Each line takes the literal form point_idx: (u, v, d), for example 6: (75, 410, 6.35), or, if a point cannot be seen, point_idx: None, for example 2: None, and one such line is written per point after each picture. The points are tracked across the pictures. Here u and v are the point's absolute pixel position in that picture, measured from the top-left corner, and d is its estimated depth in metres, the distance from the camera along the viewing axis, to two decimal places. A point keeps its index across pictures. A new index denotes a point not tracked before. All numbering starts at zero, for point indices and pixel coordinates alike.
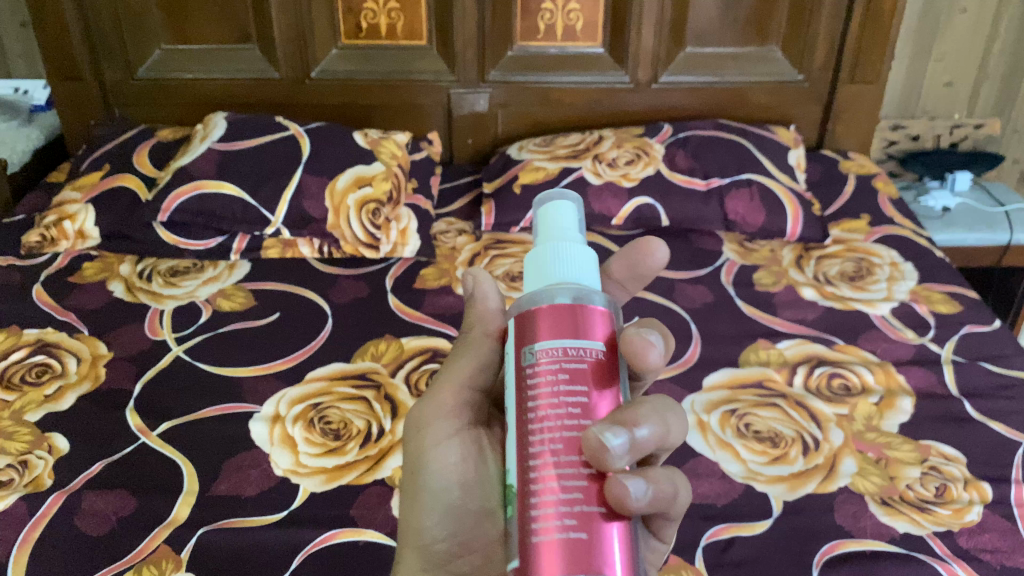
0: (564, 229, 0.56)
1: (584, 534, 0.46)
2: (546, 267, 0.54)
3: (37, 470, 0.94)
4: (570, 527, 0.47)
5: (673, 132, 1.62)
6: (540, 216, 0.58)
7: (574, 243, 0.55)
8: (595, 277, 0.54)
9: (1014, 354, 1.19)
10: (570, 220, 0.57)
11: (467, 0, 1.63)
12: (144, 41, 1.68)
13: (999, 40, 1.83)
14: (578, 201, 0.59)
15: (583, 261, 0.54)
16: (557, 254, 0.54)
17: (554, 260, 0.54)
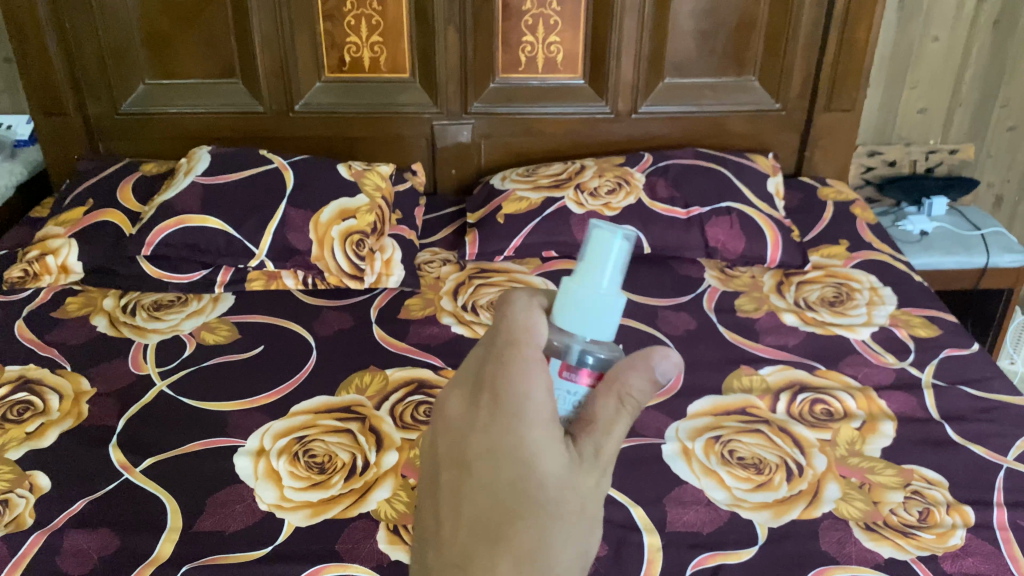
0: (598, 276, 0.65)
1: None
2: (567, 310, 0.65)
3: (18, 509, 0.93)
4: None
5: (653, 162, 1.64)
6: (593, 238, 0.66)
7: (599, 293, 0.64)
8: (606, 327, 0.65)
9: (992, 377, 1.21)
10: (609, 263, 0.65)
11: (449, 34, 1.66)
12: (129, 77, 1.69)
13: (969, 68, 1.88)
14: (631, 239, 0.65)
15: (597, 311, 0.64)
16: (578, 304, 0.64)
17: (574, 309, 0.64)
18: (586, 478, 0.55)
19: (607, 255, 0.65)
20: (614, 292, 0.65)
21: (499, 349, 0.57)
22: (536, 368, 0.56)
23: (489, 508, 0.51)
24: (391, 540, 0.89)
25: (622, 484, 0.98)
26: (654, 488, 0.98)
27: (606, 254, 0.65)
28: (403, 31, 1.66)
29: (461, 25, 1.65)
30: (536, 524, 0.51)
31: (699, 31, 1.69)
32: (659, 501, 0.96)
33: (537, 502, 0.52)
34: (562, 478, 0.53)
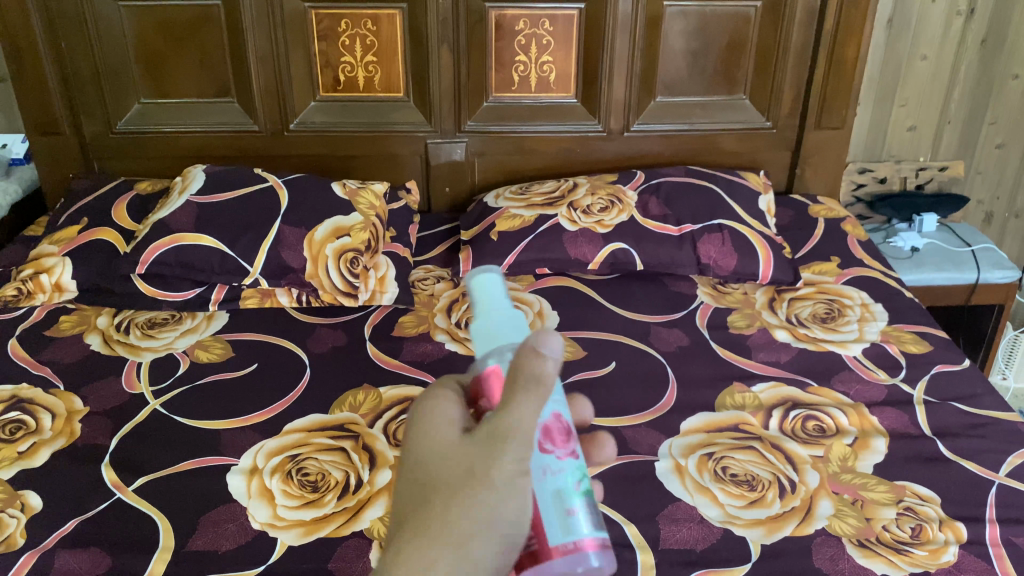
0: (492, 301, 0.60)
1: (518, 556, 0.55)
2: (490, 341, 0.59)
3: (10, 529, 0.93)
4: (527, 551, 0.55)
5: (646, 179, 1.65)
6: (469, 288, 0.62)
7: (503, 311, 0.60)
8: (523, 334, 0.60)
9: (983, 393, 1.21)
10: (497, 293, 0.61)
11: (442, 54, 1.67)
12: (124, 96, 1.70)
13: (958, 86, 1.90)
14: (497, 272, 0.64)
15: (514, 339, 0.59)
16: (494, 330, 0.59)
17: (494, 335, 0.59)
18: (503, 462, 0.53)
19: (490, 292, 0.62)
20: (518, 314, 0.61)
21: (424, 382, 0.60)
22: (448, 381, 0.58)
23: (407, 506, 0.55)
24: None
25: (615, 501, 0.99)
26: (647, 505, 0.98)
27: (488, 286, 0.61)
28: (397, 51, 1.67)
29: (455, 45, 1.67)
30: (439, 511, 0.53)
31: (690, 50, 1.71)
32: (652, 518, 0.96)
33: (442, 485, 0.53)
34: (476, 461, 0.53)
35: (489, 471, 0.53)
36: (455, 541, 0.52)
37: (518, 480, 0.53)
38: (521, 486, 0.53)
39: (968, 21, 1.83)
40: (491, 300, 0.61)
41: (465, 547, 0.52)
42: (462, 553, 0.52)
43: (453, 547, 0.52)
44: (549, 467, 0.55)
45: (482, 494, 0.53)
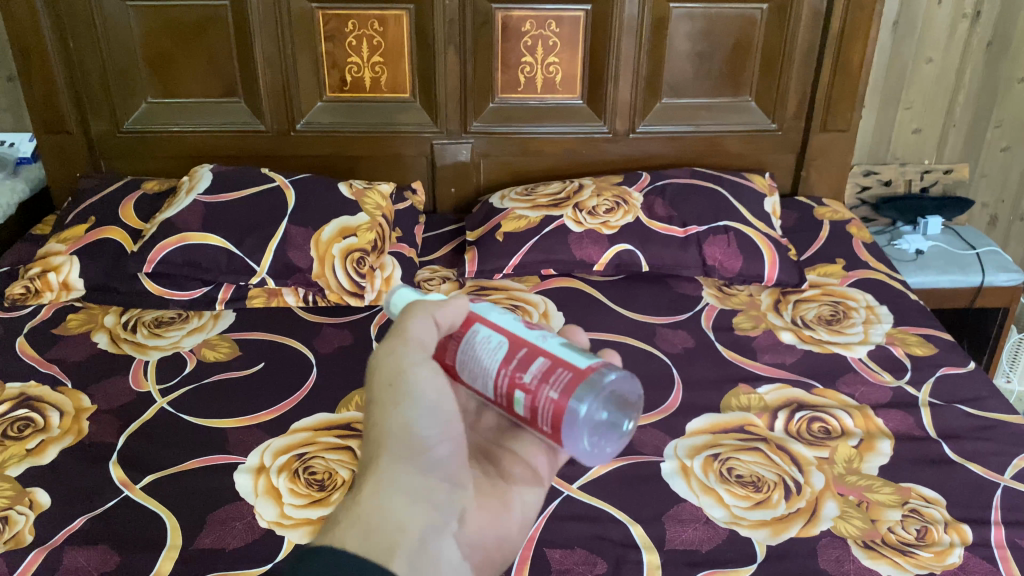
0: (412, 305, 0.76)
1: (553, 396, 0.65)
2: None
3: (18, 526, 0.93)
4: (554, 389, 0.65)
5: (651, 181, 1.66)
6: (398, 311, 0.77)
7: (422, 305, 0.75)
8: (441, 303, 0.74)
9: (989, 396, 1.21)
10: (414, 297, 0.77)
11: (449, 55, 1.68)
12: (132, 95, 1.70)
13: (963, 89, 1.90)
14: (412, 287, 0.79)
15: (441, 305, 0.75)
16: None
17: None
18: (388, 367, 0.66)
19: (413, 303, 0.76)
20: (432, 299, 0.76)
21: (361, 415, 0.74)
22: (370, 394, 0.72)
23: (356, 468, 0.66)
24: None
25: (621, 502, 0.99)
26: (652, 505, 0.98)
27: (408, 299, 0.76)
28: (403, 51, 1.68)
29: (461, 47, 1.67)
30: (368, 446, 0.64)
31: (695, 52, 1.71)
32: (657, 519, 0.96)
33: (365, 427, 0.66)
34: (369, 387, 0.67)
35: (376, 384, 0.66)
36: (377, 455, 0.63)
37: (407, 376, 0.66)
38: (412, 379, 0.66)
39: (973, 24, 1.83)
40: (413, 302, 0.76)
41: (388, 454, 0.63)
42: (383, 461, 0.63)
43: (376, 462, 0.63)
44: (544, 335, 0.70)
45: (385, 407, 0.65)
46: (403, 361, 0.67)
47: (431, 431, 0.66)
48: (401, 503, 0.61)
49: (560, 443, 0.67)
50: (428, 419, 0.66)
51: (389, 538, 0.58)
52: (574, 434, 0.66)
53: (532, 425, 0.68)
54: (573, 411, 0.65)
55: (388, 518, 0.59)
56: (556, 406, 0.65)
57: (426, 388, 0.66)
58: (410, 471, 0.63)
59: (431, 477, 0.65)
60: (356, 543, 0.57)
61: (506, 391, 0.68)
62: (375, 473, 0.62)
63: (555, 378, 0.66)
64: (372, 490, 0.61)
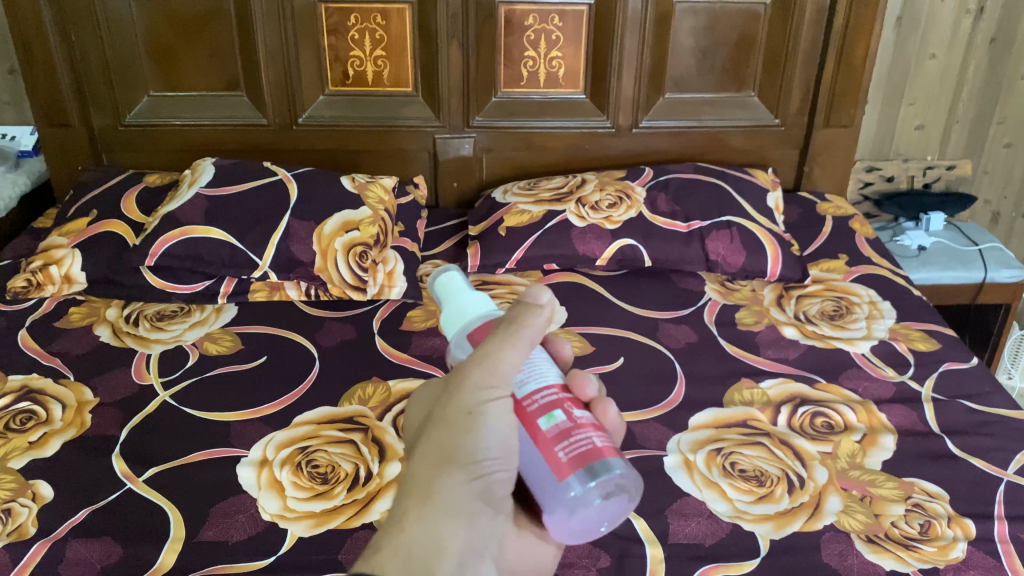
0: (456, 293, 0.72)
1: (594, 444, 0.62)
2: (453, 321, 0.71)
3: (21, 518, 0.93)
4: (597, 441, 0.63)
5: (654, 176, 1.65)
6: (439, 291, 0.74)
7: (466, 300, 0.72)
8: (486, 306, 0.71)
9: (992, 391, 1.21)
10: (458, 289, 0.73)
11: (452, 49, 1.67)
12: (134, 89, 1.70)
13: (966, 85, 1.90)
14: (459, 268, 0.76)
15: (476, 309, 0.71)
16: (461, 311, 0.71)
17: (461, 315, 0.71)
18: (468, 393, 0.64)
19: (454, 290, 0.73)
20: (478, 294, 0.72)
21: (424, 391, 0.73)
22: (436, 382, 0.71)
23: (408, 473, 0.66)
24: None
25: None
26: (655, 500, 0.98)
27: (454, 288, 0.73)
28: (406, 45, 1.67)
29: (464, 41, 1.67)
30: (425, 466, 0.65)
31: (699, 47, 1.71)
32: (661, 514, 0.96)
33: (428, 444, 0.66)
34: (443, 404, 0.66)
35: (452, 405, 0.65)
36: (432, 478, 0.64)
37: (483, 408, 0.64)
38: (488, 411, 0.64)
39: (976, 20, 1.83)
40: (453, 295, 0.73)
41: (446, 480, 0.63)
42: (439, 487, 0.63)
43: (430, 485, 0.63)
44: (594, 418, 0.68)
45: (455, 432, 0.64)
46: (482, 391, 0.64)
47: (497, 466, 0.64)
48: (447, 532, 0.62)
49: (566, 479, 0.61)
50: (495, 455, 0.64)
51: (426, 565, 0.60)
52: (580, 485, 0.61)
53: (544, 444, 0.63)
54: (604, 464, 0.61)
55: (429, 545, 0.61)
56: (592, 447, 0.62)
57: (500, 422, 0.64)
58: (463, 500, 0.63)
59: (484, 506, 0.65)
60: (395, 569, 0.59)
61: (545, 403, 0.64)
62: (430, 496, 0.63)
63: (598, 434, 0.64)
64: (419, 516, 0.62)
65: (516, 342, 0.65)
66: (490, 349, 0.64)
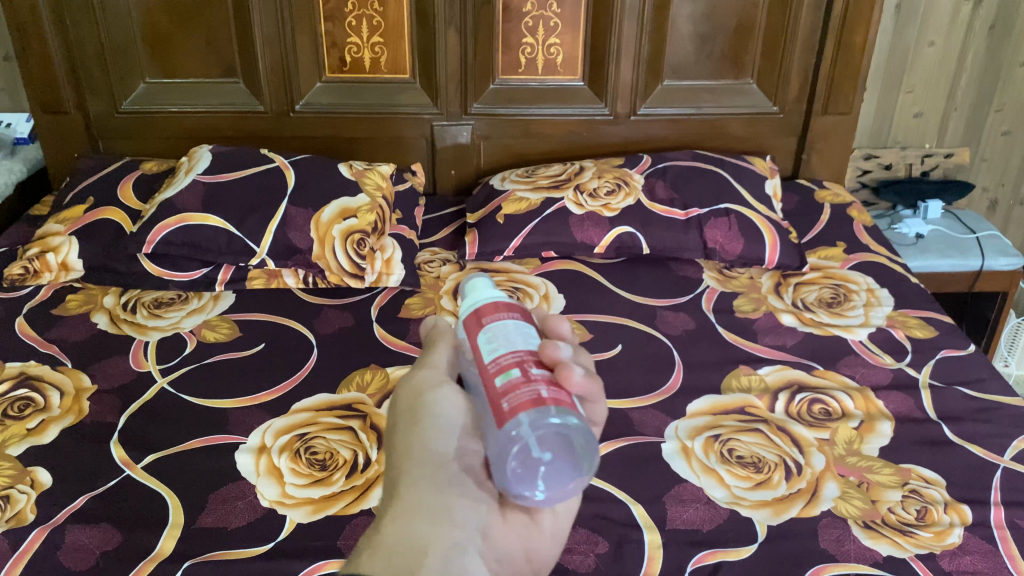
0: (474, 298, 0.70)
1: (541, 397, 0.61)
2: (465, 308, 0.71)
3: (20, 505, 0.93)
4: (544, 395, 0.61)
5: (652, 163, 1.65)
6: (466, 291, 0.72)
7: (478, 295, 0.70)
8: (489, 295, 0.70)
9: (989, 378, 1.22)
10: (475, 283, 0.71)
11: (450, 35, 1.66)
12: (129, 74, 1.69)
13: (964, 73, 1.90)
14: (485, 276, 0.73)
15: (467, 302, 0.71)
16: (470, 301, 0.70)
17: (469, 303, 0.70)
18: (417, 390, 0.70)
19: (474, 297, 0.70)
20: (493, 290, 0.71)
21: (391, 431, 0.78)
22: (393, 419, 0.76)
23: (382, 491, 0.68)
24: None
25: (622, 482, 0.99)
26: (653, 486, 0.99)
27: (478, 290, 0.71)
28: (403, 31, 1.66)
29: (462, 27, 1.66)
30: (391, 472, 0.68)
31: (698, 34, 1.70)
32: (658, 500, 0.96)
33: (390, 453, 0.69)
34: (394, 414, 0.71)
35: (401, 410, 0.71)
36: (400, 479, 0.66)
37: (427, 399, 0.69)
38: (436, 399, 0.69)
39: (975, 8, 1.82)
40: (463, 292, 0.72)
41: (409, 478, 0.66)
42: (406, 486, 0.65)
43: (400, 485, 0.66)
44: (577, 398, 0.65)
45: (408, 432, 0.69)
46: (423, 385, 0.70)
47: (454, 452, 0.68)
48: (424, 525, 0.62)
49: (506, 428, 0.61)
50: (450, 442, 0.68)
51: (410, 562, 0.58)
52: (516, 430, 0.61)
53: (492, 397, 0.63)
54: (543, 413, 0.61)
55: (410, 543, 0.60)
56: (536, 398, 0.61)
57: (447, 409, 0.69)
58: (430, 494, 0.65)
59: (453, 496, 0.66)
60: (376, 567, 0.57)
61: (504, 363, 0.63)
62: (406, 492, 0.65)
63: (549, 386, 0.62)
64: (395, 515, 0.63)
65: (442, 343, 0.73)
66: (433, 356, 0.72)
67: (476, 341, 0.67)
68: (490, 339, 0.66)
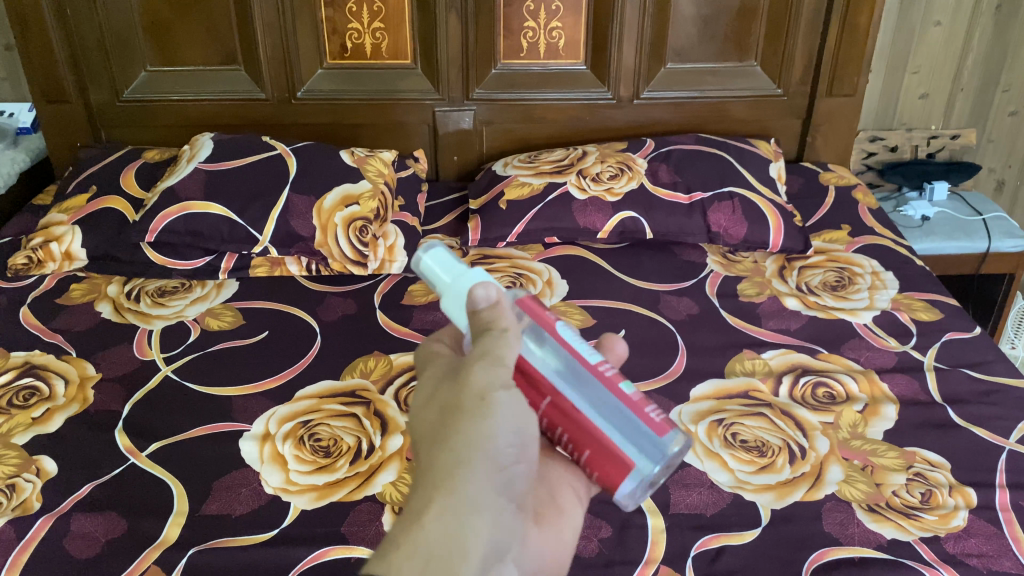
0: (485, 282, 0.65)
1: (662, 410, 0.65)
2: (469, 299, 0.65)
3: (25, 493, 0.94)
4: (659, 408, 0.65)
5: (656, 147, 1.64)
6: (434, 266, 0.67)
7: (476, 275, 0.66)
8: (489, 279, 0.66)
9: (994, 360, 1.21)
10: (446, 260, 0.67)
11: (451, 20, 1.65)
12: (131, 62, 1.69)
13: (971, 53, 1.88)
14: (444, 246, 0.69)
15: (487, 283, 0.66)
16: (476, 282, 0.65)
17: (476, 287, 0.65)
18: (480, 380, 0.56)
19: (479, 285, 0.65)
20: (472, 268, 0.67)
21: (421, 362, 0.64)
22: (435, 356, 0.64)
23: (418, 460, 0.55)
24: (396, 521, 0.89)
25: None
26: None
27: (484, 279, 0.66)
28: (404, 17, 1.66)
29: (463, 12, 1.65)
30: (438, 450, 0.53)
31: (700, 16, 1.69)
32: (662, 484, 0.96)
33: (439, 426, 0.55)
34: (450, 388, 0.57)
35: (462, 394, 0.56)
36: (452, 466, 0.52)
37: (494, 394, 0.55)
38: (502, 396, 0.55)
39: None
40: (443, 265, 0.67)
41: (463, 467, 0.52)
42: (459, 477, 0.51)
43: (452, 471, 0.52)
44: None
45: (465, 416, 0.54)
46: (492, 378, 0.56)
47: (514, 456, 0.55)
48: (467, 530, 0.50)
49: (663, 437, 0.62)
50: (513, 439, 0.55)
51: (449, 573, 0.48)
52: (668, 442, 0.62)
53: (634, 407, 0.62)
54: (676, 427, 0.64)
55: (451, 548, 0.49)
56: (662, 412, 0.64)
57: (513, 409, 0.56)
58: (485, 492, 0.52)
59: (505, 499, 0.53)
60: None
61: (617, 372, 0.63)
62: (449, 493, 0.51)
63: None
64: (442, 509, 0.50)
65: (504, 327, 0.60)
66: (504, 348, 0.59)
67: (567, 341, 0.63)
68: (583, 344, 0.64)
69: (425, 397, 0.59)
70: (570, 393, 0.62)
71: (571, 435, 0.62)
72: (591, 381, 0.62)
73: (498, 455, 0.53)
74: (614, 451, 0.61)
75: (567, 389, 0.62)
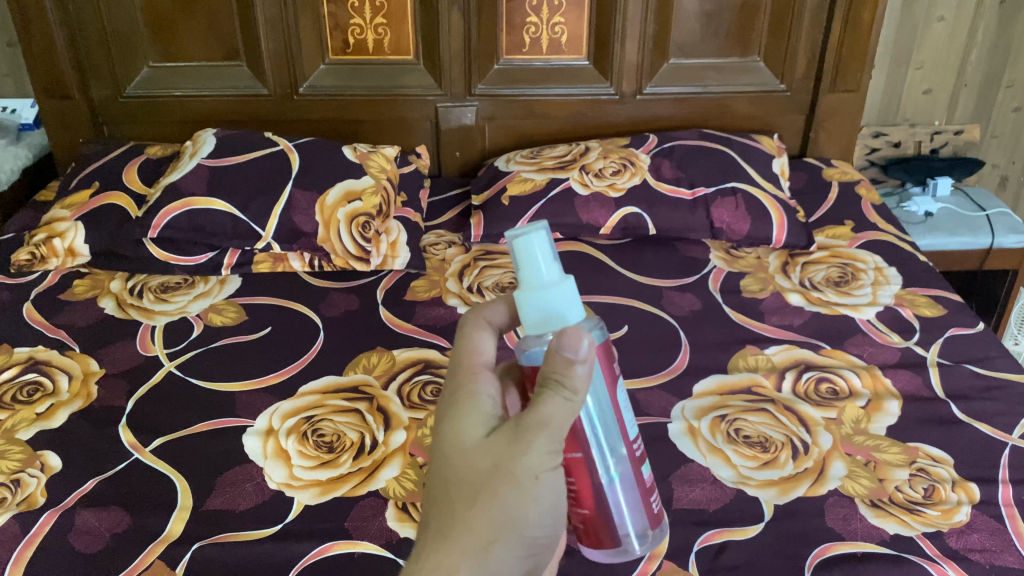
0: (555, 306, 0.61)
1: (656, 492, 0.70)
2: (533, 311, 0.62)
3: (30, 488, 0.94)
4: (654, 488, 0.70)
5: (658, 143, 1.64)
6: (519, 250, 0.61)
7: (555, 292, 0.61)
8: (566, 303, 0.62)
9: (998, 356, 1.21)
10: (541, 255, 0.61)
11: (453, 15, 1.65)
12: (133, 57, 1.68)
13: (975, 48, 1.87)
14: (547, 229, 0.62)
15: (565, 315, 0.61)
16: (548, 300, 0.61)
17: (548, 305, 0.61)
18: (531, 456, 0.56)
19: (550, 303, 0.61)
20: (559, 278, 0.62)
21: (464, 373, 0.62)
22: (479, 369, 0.62)
23: (449, 501, 0.56)
24: (400, 517, 0.89)
25: None
26: (660, 466, 0.99)
27: (561, 299, 0.61)
28: (406, 12, 1.65)
29: (465, 8, 1.64)
30: (476, 510, 0.55)
31: (703, 12, 1.68)
32: (665, 480, 0.97)
33: (479, 483, 0.55)
34: (499, 449, 0.56)
35: (516, 464, 0.55)
36: (484, 533, 0.54)
37: (540, 474, 0.56)
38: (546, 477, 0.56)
39: None
40: (537, 261, 0.61)
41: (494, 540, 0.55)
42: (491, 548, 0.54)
43: (483, 540, 0.54)
44: None
45: (510, 488, 0.55)
46: (544, 455, 0.56)
47: (540, 528, 0.57)
48: None
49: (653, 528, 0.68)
50: (543, 516, 0.57)
51: None
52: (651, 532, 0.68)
53: (643, 491, 0.67)
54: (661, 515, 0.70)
55: None
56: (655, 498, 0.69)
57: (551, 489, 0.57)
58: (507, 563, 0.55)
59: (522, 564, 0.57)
60: None
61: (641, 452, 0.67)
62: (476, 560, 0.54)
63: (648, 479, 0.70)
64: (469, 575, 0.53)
65: (575, 397, 0.57)
66: (562, 420, 0.56)
67: (620, 409, 0.64)
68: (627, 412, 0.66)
69: (468, 434, 0.58)
70: (599, 458, 0.64)
71: (579, 491, 0.64)
72: (622, 456, 0.64)
73: (527, 537, 0.56)
74: (609, 522, 0.66)
75: (596, 455, 0.63)
